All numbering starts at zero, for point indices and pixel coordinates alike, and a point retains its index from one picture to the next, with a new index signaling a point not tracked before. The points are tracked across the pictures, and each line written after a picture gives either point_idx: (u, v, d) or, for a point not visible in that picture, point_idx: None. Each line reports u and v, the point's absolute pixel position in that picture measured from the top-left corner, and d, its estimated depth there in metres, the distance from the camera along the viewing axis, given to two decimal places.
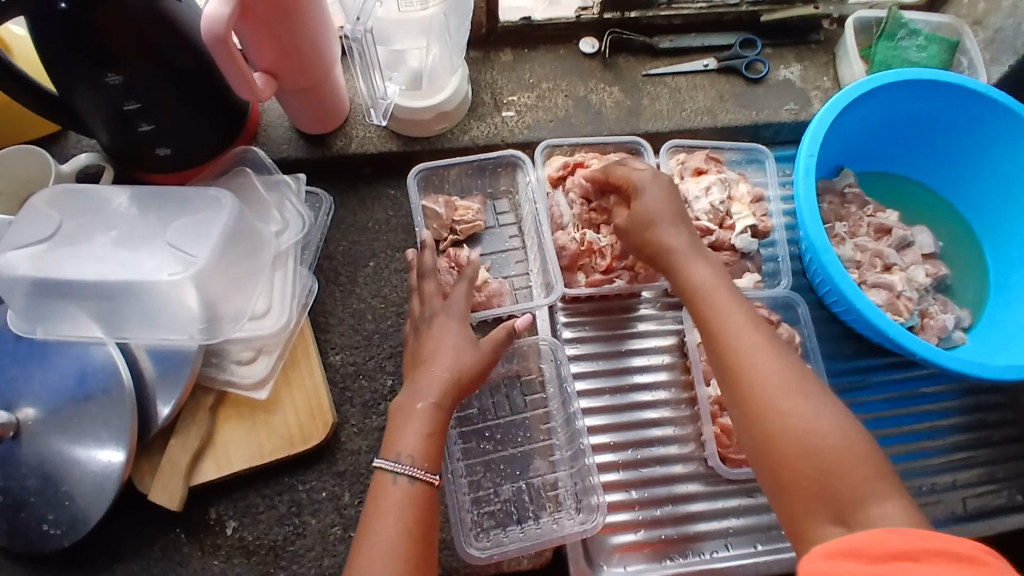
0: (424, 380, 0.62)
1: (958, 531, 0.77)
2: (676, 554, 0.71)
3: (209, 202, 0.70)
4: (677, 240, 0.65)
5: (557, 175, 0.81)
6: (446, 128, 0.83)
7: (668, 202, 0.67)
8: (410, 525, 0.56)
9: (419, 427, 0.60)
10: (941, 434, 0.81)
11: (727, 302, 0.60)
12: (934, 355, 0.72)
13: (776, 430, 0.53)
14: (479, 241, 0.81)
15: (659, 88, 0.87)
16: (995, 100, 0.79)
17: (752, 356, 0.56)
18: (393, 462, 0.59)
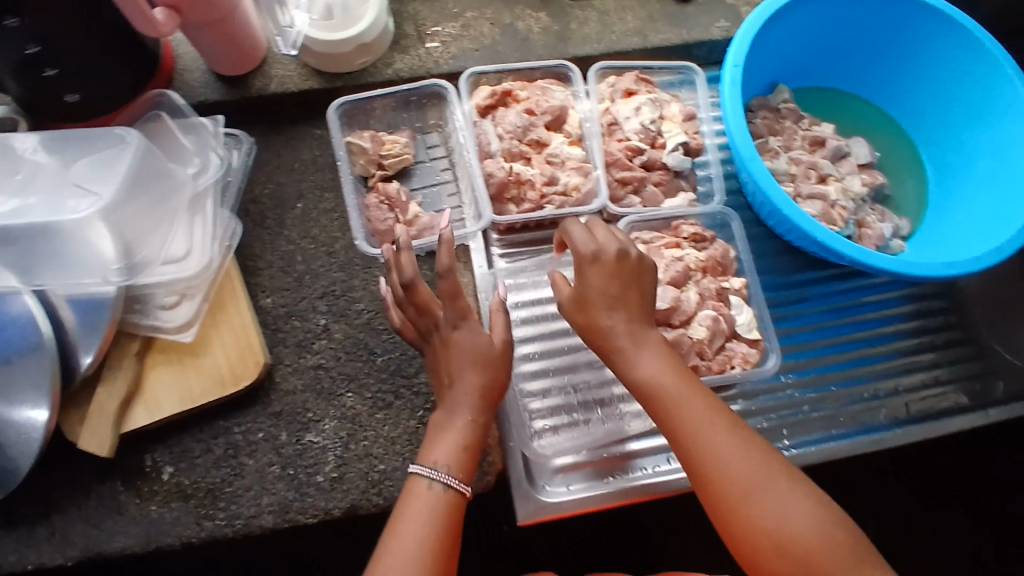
0: (451, 398, 0.63)
1: (904, 434, 0.77)
2: (618, 471, 0.72)
3: (115, 141, 0.69)
4: (617, 329, 0.63)
5: (486, 103, 0.78)
6: (369, 62, 0.81)
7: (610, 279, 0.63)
8: (436, 536, 0.58)
9: (454, 439, 0.62)
10: (885, 342, 0.81)
11: (687, 400, 0.60)
12: (865, 256, 0.70)
13: (760, 536, 0.57)
14: (410, 176, 0.80)
15: (587, 12, 0.85)
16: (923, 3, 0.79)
17: (724, 463, 0.58)
18: (428, 468, 0.60)
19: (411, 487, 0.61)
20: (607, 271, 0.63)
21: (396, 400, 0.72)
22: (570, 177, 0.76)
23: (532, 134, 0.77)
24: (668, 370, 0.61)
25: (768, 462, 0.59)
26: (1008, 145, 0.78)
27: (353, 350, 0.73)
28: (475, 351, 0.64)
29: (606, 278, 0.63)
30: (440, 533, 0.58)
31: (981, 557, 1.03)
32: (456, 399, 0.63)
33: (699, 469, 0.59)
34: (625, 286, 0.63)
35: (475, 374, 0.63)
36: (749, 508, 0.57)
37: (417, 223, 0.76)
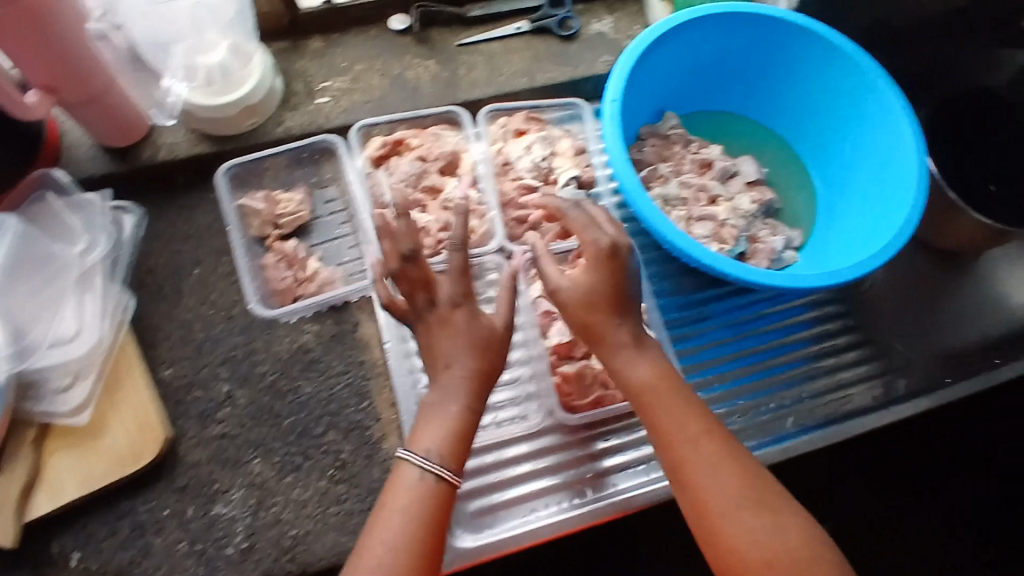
0: (447, 381, 0.59)
1: (812, 441, 0.79)
2: (590, 490, 0.72)
3: None
4: (619, 332, 0.62)
5: (378, 154, 0.79)
6: (259, 123, 0.81)
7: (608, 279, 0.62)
8: (421, 526, 0.55)
9: (440, 425, 0.58)
10: (792, 350, 0.83)
11: (678, 408, 0.60)
12: (746, 273, 0.72)
13: (748, 548, 0.55)
14: (309, 232, 0.80)
15: (474, 57, 0.87)
16: (791, 24, 0.83)
17: (714, 474, 0.57)
18: (416, 453, 0.57)
19: (399, 470, 0.57)
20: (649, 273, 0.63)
21: (304, 462, 0.71)
22: (465, 220, 0.77)
23: (426, 181, 0.79)
24: (661, 377, 0.61)
25: (757, 477, 0.58)
26: (883, 149, 0.81)
27: (258, 416, 0.73)
28: (474, 334, 0.61)
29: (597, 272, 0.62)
30: (428, 519, 0.55)
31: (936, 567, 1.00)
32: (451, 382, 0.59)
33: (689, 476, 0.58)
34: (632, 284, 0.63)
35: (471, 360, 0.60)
36: (735, 520, 0.56)
37: (317, 278, 0.76)
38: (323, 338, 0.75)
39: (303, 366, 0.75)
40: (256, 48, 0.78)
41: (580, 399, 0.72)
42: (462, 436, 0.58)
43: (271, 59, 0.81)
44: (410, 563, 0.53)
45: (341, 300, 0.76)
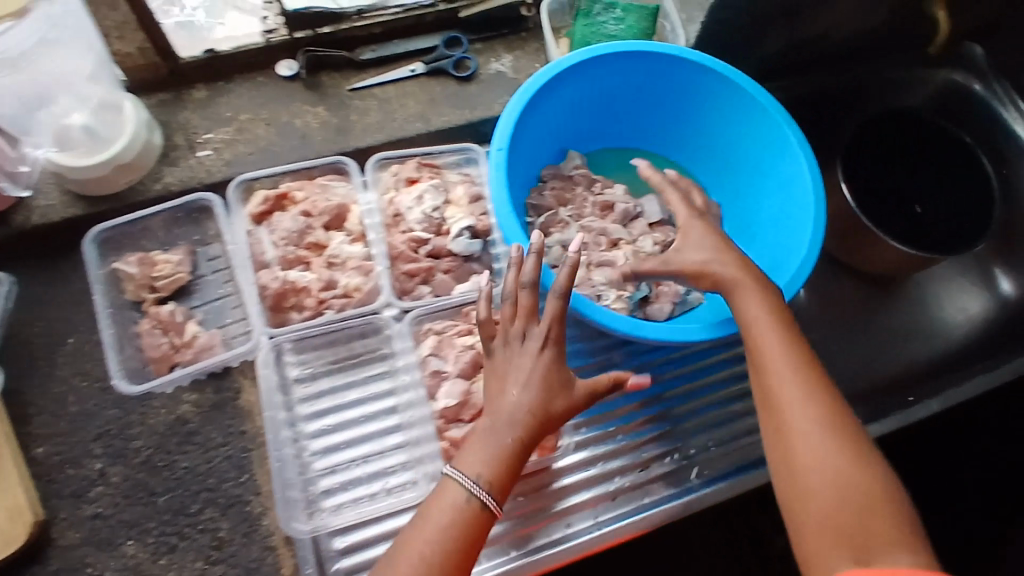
0: (502, 406, 0.64)
1: (716, 492, 0.78)
2: (547, 534, 0.74)
3: None
4: (728, 268, 0.66)
5: (260, 210, 0.76)
6: (137, 180, 0.78)
7: (712, 256, 0.67)
8: (456, 538, 0.59)
9: (491, 451, 0.62)
10: (717, 391, 0.83)
11: (774, 339, 0.62)
12: (636, 328, 0.69)
13: (813, 474, 0.57)
14: (190, 293, 0.77)
15: (367, 101, 0.84)
16: (692, 60, 0.79)
17: (798, 404, 0.59)
18: (461, 473, 0.61)
19: (441, 486, 0.62)
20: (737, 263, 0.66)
21: (181, 541, 0.68)
22: (350, 277, 0.74)
23: (310, 237, 0.75)
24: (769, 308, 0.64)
25: (836, 414, 0.59)
26: (785, 186, 0.79)
27: (133, 494, 0.69)
28: (539, 375, 0.65)
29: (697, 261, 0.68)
30: (456, 535, 0.59)
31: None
32: (501, 407, 0.64)
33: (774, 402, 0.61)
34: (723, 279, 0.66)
35: (527, 396, 0.64)
36: (806, 449, 0.58)
37: (195, 344, 0.73)
38: (202, 408, 0.72)
39: (180, 439, 0.71)
40: (124, 98, 0.76)
41: None
42: (508, 466, 0.62)
43: (146, 112, 0.78)
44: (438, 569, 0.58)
45: (221, 366, 0.73)
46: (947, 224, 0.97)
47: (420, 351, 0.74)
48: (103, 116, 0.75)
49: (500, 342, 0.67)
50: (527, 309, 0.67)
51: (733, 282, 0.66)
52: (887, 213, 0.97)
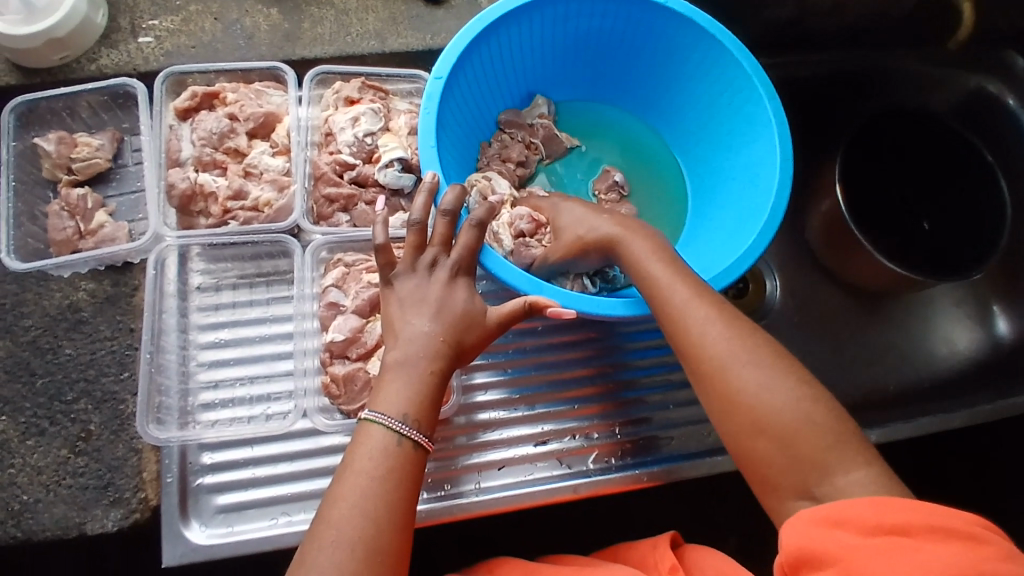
0: (408, 333, 0.59)
1: (625, 478, 0.72)
2: (435, 489, 0.70)
3: None
4: (609, 227, 0.65)
5: (185, 106, 0.72)
6: (71, 58, 0.75)
7: (578, 224, 0.67)
8: (394, 485, 0.53)
9: (413, 392, 0.57)
10: (651, 374, 0.78)
11: (667, 282, 0.58)
12: (538, 288, 0.63)
13: (737, 410, 0.52)
14: (110, 182, 0.74)
15: (324, 10, 0.79)
16: (677, 11, 0.70)
17: (704, 335, 0.55)
18: (385, 414, 0.56)
19: (363, 432, 0.56)
20: (611, 217, 0.66)
21: (50, 426, 0.67)
22: (263, 190, 0.71)
23: (230, 142, 0.72)
24: (656, 254, 0.61)
25: (745, 338, 0.54)
26: (754, 168, 0.70)
27: (13, 370, 0.68)
28: (448, 311, 0.60)
29: (568, 230, 0.68)
30: (393, 485, 0.53)
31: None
32: (408, 336, 0.59)
33: (682, 340, 0.56)
34: (601, 234, 0.65)
35: (440, 325, 0.59)
36: (724, 383, 0.53)
37: (98, 234, 0.71)
38: (96, 299, 0.70)
39: (69, 325, 0.69)
40: None
41: (348, 403, 0.66)
42: (429, 392, 0.58)
43: None
44: (386, 519, 0.52)
45: (121, 260, 0.70)
46: (953, 248, 0.83)
47: (325, 279, 0.70)
48: None
49: (404, 270, 0.62)
50: (441, 239, 0.63)
51: (610, 233, 0.64)
52: (883, 232, 0.85)
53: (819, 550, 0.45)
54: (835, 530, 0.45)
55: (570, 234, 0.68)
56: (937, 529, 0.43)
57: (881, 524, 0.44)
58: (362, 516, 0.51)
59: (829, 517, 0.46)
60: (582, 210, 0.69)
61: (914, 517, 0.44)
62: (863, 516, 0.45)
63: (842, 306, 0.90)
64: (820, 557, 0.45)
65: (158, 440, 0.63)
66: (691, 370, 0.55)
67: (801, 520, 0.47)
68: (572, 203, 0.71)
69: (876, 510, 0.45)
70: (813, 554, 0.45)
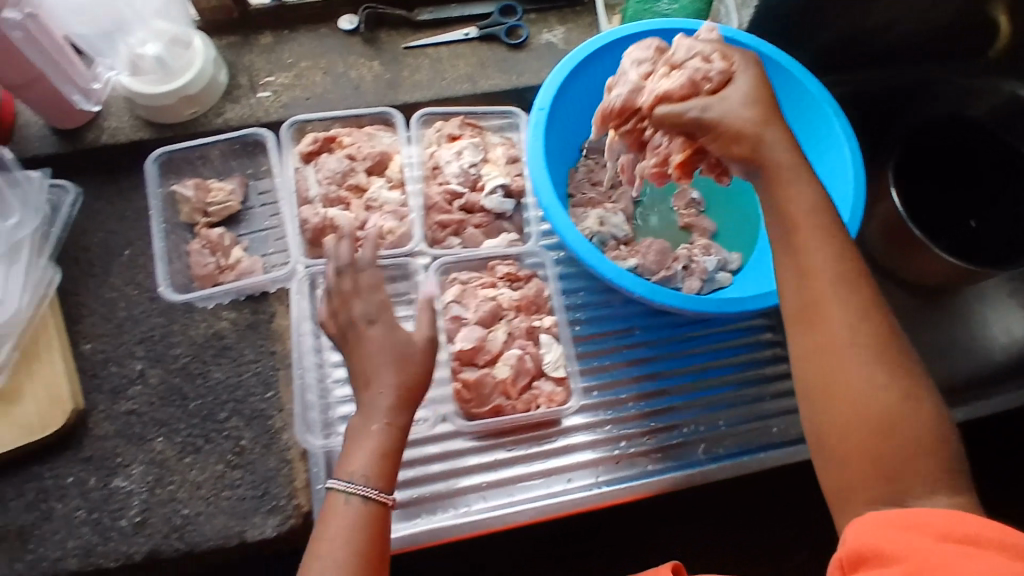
0: (370, 400, 0.61)
1: (729, 466, 0.77)
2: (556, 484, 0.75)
3: None
4: (780, 152, 0.57)
5: (309, 150, 0.81)
6: (199, 113, 0.83)
7: (762, 110, 0.58)
8: (360, 541, 0.56)
9: (372, 446, 0.60)
10: (716, 376, 0.82)
11: (823, 256, 0.55)
12: (650, 293, 0.73)
13: (866, 398, 0.52)
14: (240, 222, 0.82)
15: (419, 60, 0.88)
16: (745, 44, 0.82)
17: (848, 321, 0.54)
18: (343, 480, 0.58)
19: (333, 499, 0.58)
20: (773, 125, 0.58)
21: (205, 444, 0.73)
22: (385, 220, 0.78)
23: (352, 179, 0.80)
24: (816, 213, 0.56)
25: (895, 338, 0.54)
26: (827, 176, 0.83)
27: (167, 396, 0.74)
28: None
29: (756, 107, 0.58)
30: (365, 548, 0.57)
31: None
32: (375, 402, 0.61)
33: (829, 313, 0.54)
34: (763, 153, 0.57)
35: (388, 379, 0.62)
36: (861, 370, 0.53)
37: (238, 267, 0.78)
38: (239, 326, 0.77)
39: (215, 351, 0.76)
40: (194, 35, 0.81)
41: (478, 406, 0.73)
42: (386, 448, 0.60)
43: (215, 51, 0.83)
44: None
45: (259, 290, 0.78)
46: (992, 247, 0.92)
47: (446, 295, 0.77)
48: (171, 49, 0.80)
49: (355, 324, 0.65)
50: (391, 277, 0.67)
51: (774, 158, 0.57)
52: (939, 234, 0.94)
53: (886, 548, 0.47)
54: (909, 531, 0.48)
55: (727, 119, 0.58)
56: (1007, 546, 0.45)
57: (953, 534, 0.46)
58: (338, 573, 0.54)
59: (903, 519, 0.48)
60: (763, 97, 0.59)
61: (981, 529, 0.46)
62: (936, 524, 0.47)
63: (900, 303, 0.98)
64: (886, 555, 0.47)
65: (313, 446, 0.71)
66: (823, 342, 0.54)
67: (873, 522, 0.49)
68: (742, 73, 0.60)
69: (948, 520, 0.47)
70: (877, 553, 0.48)
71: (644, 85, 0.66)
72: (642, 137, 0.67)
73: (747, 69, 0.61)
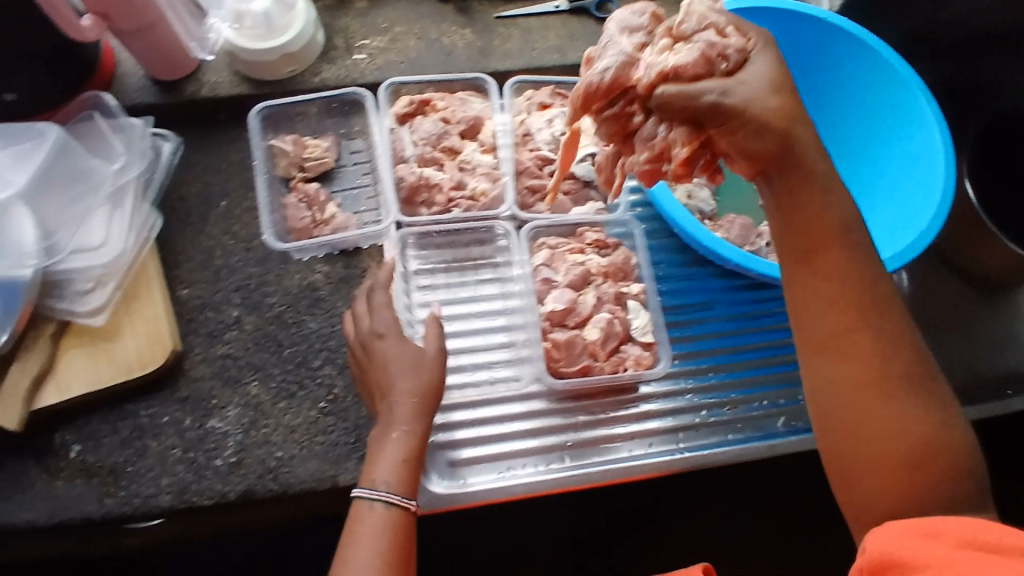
0: (387, 411, 0.67)
1: (806, 440, 0.77)
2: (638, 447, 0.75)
3: (34, 134, 0.74)
4: (809, 154, 0.57)
5: (404, 112, 0.83)
6: (297, 71, 0.85)
7: (786, 98, 0.56)
8: (388, 548, 0.61)
9: (391, 455, 0.64)
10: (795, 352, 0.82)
11: (846, 275, 0.57)
12: (747, 261, 0.73)
13: (899, 428, 0.55)
14: (332, 179, 0.84)
15: (510, 30, 0.90)
16: (836, 25, 0.85)
17: (872, 341, 0.56)
18: (370, 489, 0.63)
19: (360, 509, 0.63)
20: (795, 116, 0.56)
21: (299, 390, 0.75)
22: (479, 182, 0.81)
23: (446, 142, 0.82)
24: (836, 228, 0.58)
25: (923, 366, 0.57)
26: (914, 157, 0.84)
27: (262, 342, 0.77)
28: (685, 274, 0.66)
29: (782, 93, 0.56)
30: (394, 549, 0.61)
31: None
32: (393, 410, 0.66)
33: (860, 344, 0.56)
34: (790, 150, 0.57)
35: (406, 387, 0.67)
36: (893, 401, 0.55)
37: (333, 222, 0.80)
38: (332, 279, 0.79)
39: (309, 302, 0.78)
40: None
41: (567, 365, 0.74)
42: (409, 450, 0.65)
43: (315, 13, 0.85)
44: None
45: (351, 245, 0.80)
46: None
47: (536, 259, 0.79)
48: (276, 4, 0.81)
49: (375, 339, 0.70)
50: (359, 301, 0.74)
51: (800, 156, 0.57)
52: (1006, 221, 0.92)
53: (905, 557, 0.49)
54: (928, 540, 0.49)
55: (756, 102, 0.55)
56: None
57: (972, 541, 0.48)
58: None
59: (921, 528, 0.50)
60: (784, 81, 0.57)
61: (1007, 539, 0.48)
62: (955, 532, 0.49)
63: None
64: (909, 565, 0.49)
65: None
66: (853, 373, 0.56)
67: (895, 529, 0.51)
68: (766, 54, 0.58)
69: (967, 529, 0.49)
70: (897, 559, 0.49)
71: (638, 56, 0.57)
72: (631, 126, 0.58)
73: (766, 54, 0.58)
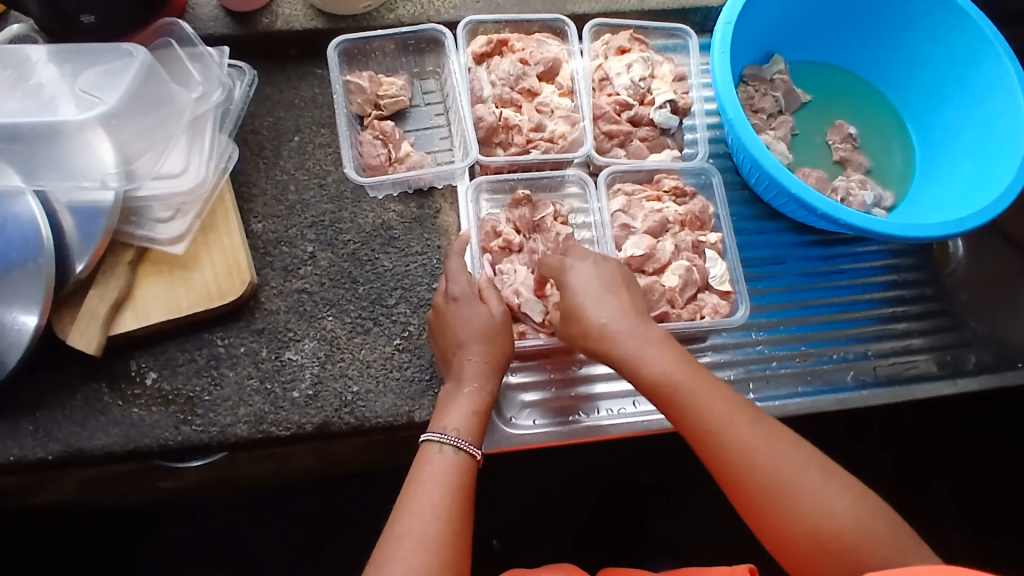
0: (459, 367, 0.66)
1: (870, 395, 0.77)
2: None
3: (115, 56, 0.73)
4: (624, 328, 0.64)
5: (482, 51, 0.81)
6: (372, 7, 0.84)
7: (601, 295, 0.66)
8: (456, 491, 0.59)
9: (464, 407, 0.64)
10: (861, 309, 0.82)
11: (707, 401, 0.61)
12: (834, 211, 0.72)
13: (791, 530, 0.57)
14: (405, 118, 0.83)
15: None
16: None
17: (748, 454, 0.59)
18: (440, 434, 0.62)
19: (426, 453, 0.62)
20: (618, 304, 0.65)
21: (374, 327, 0.75)
22: (557, 124, 0.79)
23: (524, 83, 0.80)
24: (679, 367, 0.62)
25: (809, 457, 0.60)
26: (993, 118, 0.82)
27: (337, 278, 0.76)
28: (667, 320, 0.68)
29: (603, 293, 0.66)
30: (459, 493, 0.59)
31: (940, 552, 1.04)
32: (463, 367, 0.65)
33: (725, 468, 0.59)
34: (615, 328, 0.64)
35: (478, 348, 0.66)
36: (789, 498, 0.57)
37: (408, 160, 0.79)
38: (405, 219, 0.79)
39: (383, 241, 0.78)
40: None
41: None
42: (483, 404, 0.65)
43: None
44: (449, 526, 0.57)
45: (426, 184, 0.80)
46: None
47: (610, 206, 0.78)
48: None
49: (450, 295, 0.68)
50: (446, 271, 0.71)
51: (622, 331, 0.64)
52: None
53: None
54: None
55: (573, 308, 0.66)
56: None
57: None
58: (434, 523, 0.57)
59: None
60: (608, 281, 0.67)
61: None
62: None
63: None
64: None
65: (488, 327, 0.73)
66: (743, 490, 0.59)
67: None
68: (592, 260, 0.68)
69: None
70: None
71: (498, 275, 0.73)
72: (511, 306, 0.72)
73: (604, 256, 0.69)
